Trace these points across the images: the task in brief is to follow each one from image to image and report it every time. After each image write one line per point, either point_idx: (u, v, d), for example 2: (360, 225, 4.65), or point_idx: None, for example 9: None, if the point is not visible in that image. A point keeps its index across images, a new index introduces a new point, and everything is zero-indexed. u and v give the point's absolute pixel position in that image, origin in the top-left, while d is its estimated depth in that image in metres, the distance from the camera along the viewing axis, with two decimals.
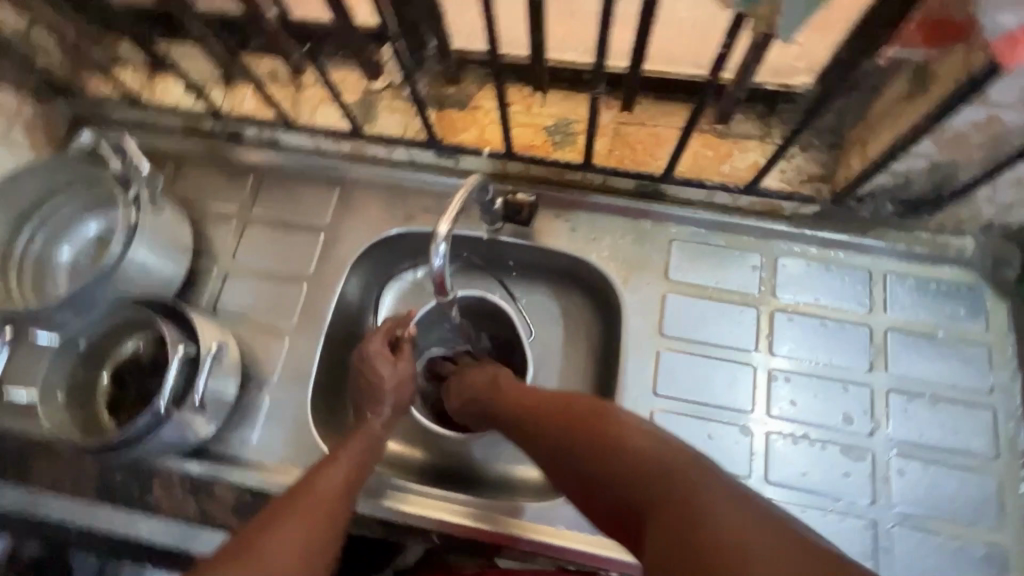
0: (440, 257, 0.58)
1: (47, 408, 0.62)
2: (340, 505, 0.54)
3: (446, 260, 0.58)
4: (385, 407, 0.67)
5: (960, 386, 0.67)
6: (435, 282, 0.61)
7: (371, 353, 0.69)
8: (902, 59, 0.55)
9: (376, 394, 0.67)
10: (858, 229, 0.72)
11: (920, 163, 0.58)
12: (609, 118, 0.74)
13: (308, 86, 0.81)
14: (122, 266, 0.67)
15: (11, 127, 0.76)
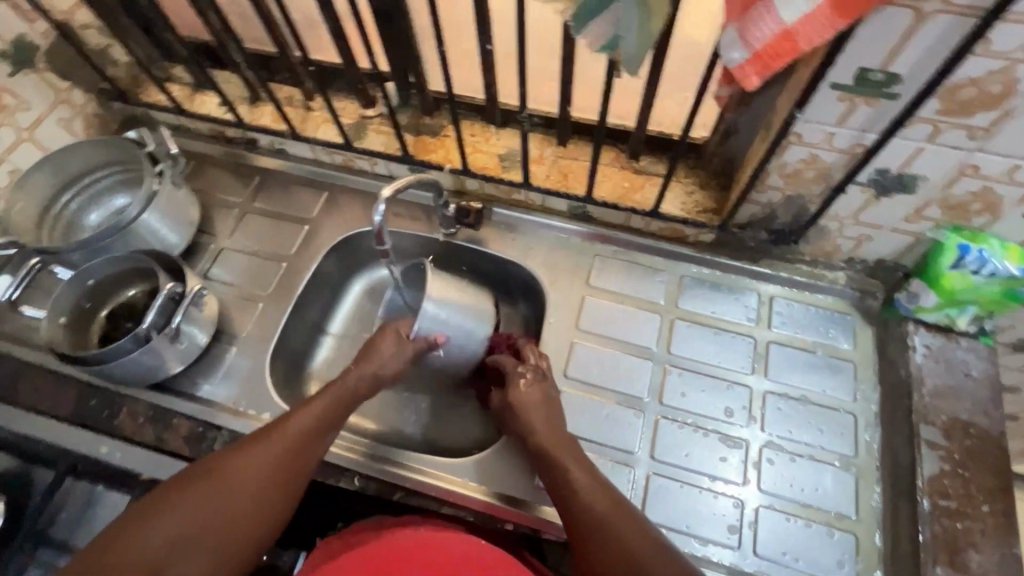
0: (378, 215, 0.70)
1: (51, 325, 0.75)
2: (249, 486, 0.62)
3: (385, 218, 0.70)
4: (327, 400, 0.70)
5: (829, 394, 0.77)
6: (375, 233, 0.72)
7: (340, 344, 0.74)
8: (759, 114, 0.71)
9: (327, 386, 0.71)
10: (749, 257, 0.85)
11: (777, 195, 0.73)
12: (550, 152, 0.89)
13: (314, 109, 0.97)
14: (136, 224, 0.81)
15: (72, 117, 0.95)
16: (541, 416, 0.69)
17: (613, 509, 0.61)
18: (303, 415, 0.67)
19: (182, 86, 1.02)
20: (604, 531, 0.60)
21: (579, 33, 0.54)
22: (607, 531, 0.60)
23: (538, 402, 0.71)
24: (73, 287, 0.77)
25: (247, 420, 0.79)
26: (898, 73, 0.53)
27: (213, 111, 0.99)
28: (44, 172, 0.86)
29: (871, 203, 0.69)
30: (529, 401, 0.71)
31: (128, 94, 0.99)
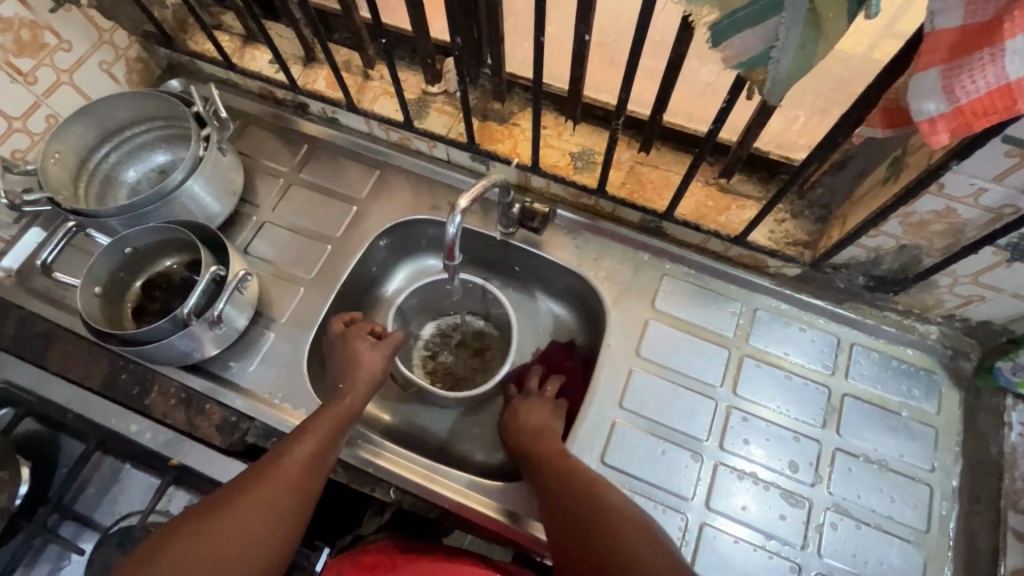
0: (452, 228, 0.64)
1: (86, 295, 0.71)
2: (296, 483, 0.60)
3: (458, 231, 0.65)
4: (354, 385, 0.70)
5: (906, 460, 0.71)
6: (446, 248, 0.67)
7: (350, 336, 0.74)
8: (884, 148, 0.62)
9: (349, 374, 0.71)
10: (834, 298, 0.78)
11: (889, 242, 0.65)
12: (628, 157, 0.81)
13: (374, 79, 0.89)
14: (180, 191, 0.75)
15: (115, 61, 0.88)
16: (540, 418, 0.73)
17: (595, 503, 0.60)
18: (315, 429, 0.64)
19: (232, 37, 0.93)
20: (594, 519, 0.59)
21: (716, 46, 0.45)
22: (590, 511, 0.59)
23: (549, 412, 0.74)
24: (110, 255, 0.73)
25: (281, 413, 0.75)
26: None
27: (264, 68, 0.91)
28: (84, 123, 0.79)
29: (999, 267, 0.61)
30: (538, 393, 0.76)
31: (174, 40, 0.91)
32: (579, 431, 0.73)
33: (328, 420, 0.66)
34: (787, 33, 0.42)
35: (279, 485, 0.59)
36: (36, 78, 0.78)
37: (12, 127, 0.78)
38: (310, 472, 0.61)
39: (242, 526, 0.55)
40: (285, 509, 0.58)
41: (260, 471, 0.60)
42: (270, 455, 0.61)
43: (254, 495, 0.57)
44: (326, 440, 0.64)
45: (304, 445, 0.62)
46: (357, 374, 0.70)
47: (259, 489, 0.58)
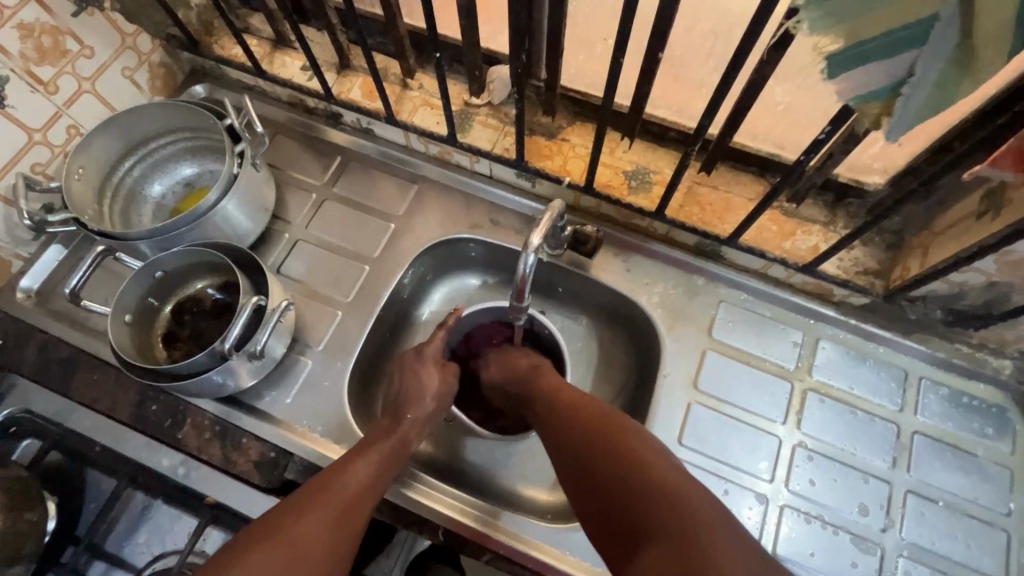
0: (525, 266, 0.61)
1: (116, 325, 0.66)
2: (359, 502, 0.58)
3: (530, 266, 0.61)
4: (423, 411, 0.68)
5: (980, 503, 0.68)
6: (516, 287, 0.64)
7: (422, 357, 0.72)
8: (978, 178, 0.58)
9: (418, 397, 0.69)
10: (903, 330, 0.74)
11: (977, 278, 0.61)
12: (686, 177, 0.77)
13: (413, 88, 0.84)
14: (213, 212, 0.70)
15: (138, 67, 0.83)
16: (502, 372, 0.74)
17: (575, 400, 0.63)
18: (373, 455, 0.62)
19: (260, 41, 0.88)
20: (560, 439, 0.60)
21: (833, 79, 0.41)
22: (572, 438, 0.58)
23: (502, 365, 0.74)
24: (140, 281, 0.68)
25: (320, 448, 0.70)
26: None
27: (295, 76, 0.86)
28: (108, 136, 0.74)
29: None
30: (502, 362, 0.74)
31: (200, 45, 0.86)
32: None
33: (390, 441, 0.64)
34: (926, 70, 0.37)
35: (338, 498, 0.57)
36: (57, 87, 0.73)
37: (31, 139, 0.72)
38: (365, 501, 0.58)
39: (301, 529, 0.53)
40: (344, 522, 0.56)
41: (310, 497, 0.56)
42: (321, 477, 0.59)
43: (312, 509, 0.55)
44: (388, 463, 0.62)
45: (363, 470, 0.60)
46: (424, 402, 0.68)
47: (316, 500, 0.56)
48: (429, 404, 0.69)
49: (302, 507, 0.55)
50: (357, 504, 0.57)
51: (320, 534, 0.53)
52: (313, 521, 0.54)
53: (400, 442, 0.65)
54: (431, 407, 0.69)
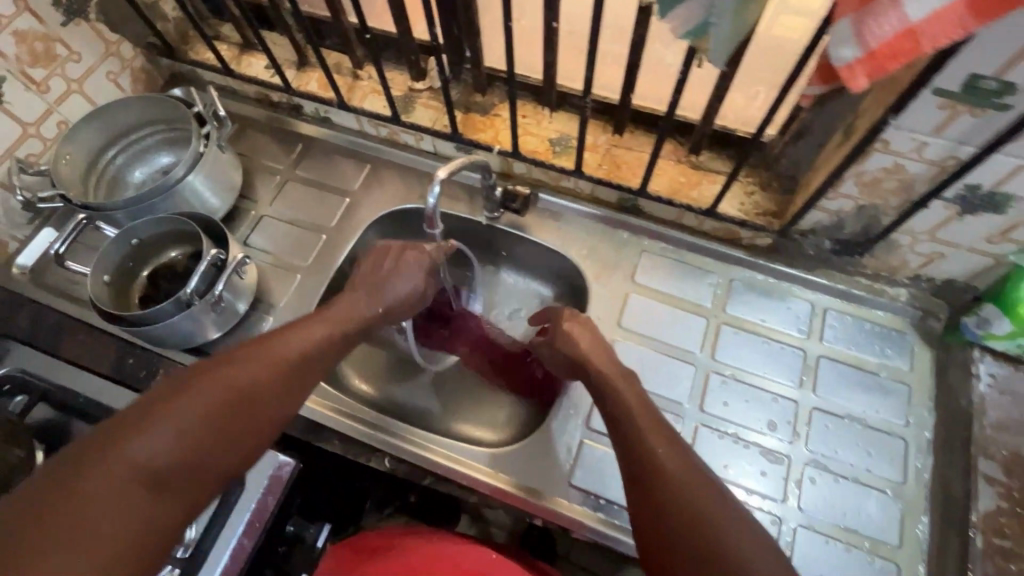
0: (433, 201, 0.68)
1: (95, 282, 0.75)
2: (295, 363, 0.59)
3: (438, 201, 0.68)
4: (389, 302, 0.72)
5: (881, 416, 0.74)
6: (426, 220, 0.71)
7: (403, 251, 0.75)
8: (836, 115, 0.66)
9: (380, 289, 0.72)
10: (806, 266, 0.81)
11: (848, 204, 0.69)
12: (604, 141, 0.85)
13: (363, 78, 0.94)
14: (182, 185, 0.79)
15: (121, 71, 0.94)
16: (590, 339, 0.71)
17: (655, 433, 0.58)
18: (317, 326, 0.64)
19: (230, 46, 0.99)
20: (668, 479, 0.53)
21: (664, 17, 0.50)
22: (676, 502, 0.51)
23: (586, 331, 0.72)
24: (118, 246, 0.77)
25: None
26: (1014, 82, 0.48)
27: (260, 74, 0.97)
28: (94, 127, 0.85)
29: (952, 221, 0.64)
30: (566, 335, 0.72)
31: (176, 51, 0.97)
32: (566, 398, 0.77)
33: (338, 317, 0.66)
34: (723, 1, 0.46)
35: (278, 356, 0.58)
36: (49, 87, 0.84)
37: (25, 132, 0.83)
38: (306, 362, 0.60)
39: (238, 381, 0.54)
40: (282, 379, 0.57)
41: (259, 349, 0.58)
42: (266, 335, 0.60)
43: (248, 358, 0.56)
44: (334, 336, 0.64)
45: (308, 334, 0.62)
46: (388, 292, 0.72)
47: (253, 353, 0.57)
48: (382, 300, 0.71)
49: (246, 354, 0.57)
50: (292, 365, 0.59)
51: (260, 384, 0.55)
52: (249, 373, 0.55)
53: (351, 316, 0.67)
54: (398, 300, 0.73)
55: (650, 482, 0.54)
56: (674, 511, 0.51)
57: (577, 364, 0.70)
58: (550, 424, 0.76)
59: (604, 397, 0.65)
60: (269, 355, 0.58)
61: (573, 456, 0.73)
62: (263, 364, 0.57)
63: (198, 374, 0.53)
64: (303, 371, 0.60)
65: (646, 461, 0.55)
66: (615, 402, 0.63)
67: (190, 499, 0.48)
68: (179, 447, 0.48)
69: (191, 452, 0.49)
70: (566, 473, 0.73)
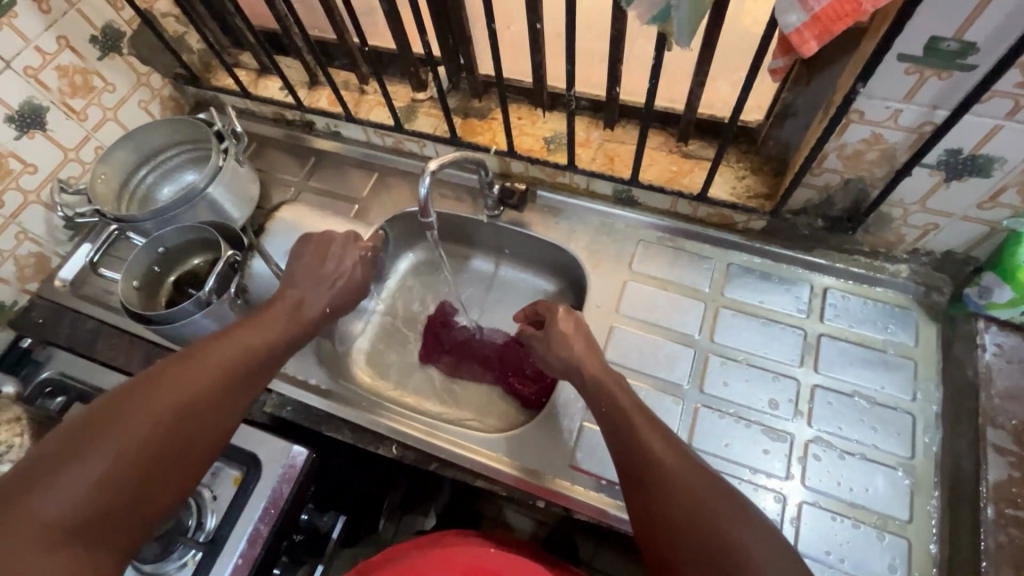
0: (423, 187, 0.73)
1: (126, 287, 0.82)
2: (224, 376, 0.61)
3: (429, 190, 0.74)
4: (328, 285, 0.77)
5: (887, 391, 0.73)
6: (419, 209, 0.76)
7: (331, 238, 0.79)
8: (814, 94, 0.68)
9: (302, 280, 0.76)
10: (802, 247, 0.82)
11: (834, 179, 0.70)
12: (596, 136, 0.89)
13: (368, 93, 1.01)
14: (203, 197, 0.86)
15: (152, 100, 1.03)
16: (579, 345, 0.69)
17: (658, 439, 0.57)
18: (248, 335, 0.66)
19: (248, 72, 1.08)
20: (667, 474, 0.54)
21: (630, 5, 0.53)
22: (676, 498, 0.52)
23: (579, 337, 0.70)
24: (145, 254, 0.84)
25: (295, 385, 0.83)
26: (974, 42, 0.50)
27: (275, 95, 1.04)
28: (127, 149, 0.93)
29: (940, 188, 0.65)
30: (564, 339, 0.70)
31: (200, 79, 1.06)
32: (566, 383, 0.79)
33: (267, 324, 0.69)
34: None
35: (204, 374, 0.60)
36: (87, 115, 0.92)
37: (67, 157, 0.92)
38: (235, 373, 0.62)
39: (165, 407, 0.56)
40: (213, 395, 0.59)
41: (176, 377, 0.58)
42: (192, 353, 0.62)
43: (175, 380, 0.58)
44: (262, 343, 0.66)
45: (234, 343, 0.64)
46: (316, 286, 0.76)
47: (177, 376, 0.59)
48: (329, 291, 0.76)
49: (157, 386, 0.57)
50: (225, 378, 0.61)
51: (183, 410, 0.56)
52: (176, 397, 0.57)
53: (290, 317, 0.72)
54: (339, 281, 0.77)
55: (647, 481, 0.55)
56: (672, 511, 0.52)
57: (571, 370, 0.68)
58: (550, 409, 0.77)
59: (596, 401, 0.64)
60: (194, 374, 0.59)
61: (574, 440, 0.75)
62: (188, 388, 0.58)
63: (109, 416, 0.54)
64: (232, 388, 0.61)
65: (640, 460, 0.56)
66: (605, 400, 0.63)
67: (118, 535, 0.50)
68: (92, 493, 0.49)
69: (104, 500, 0.50)
70: (567, 456, 0.74)
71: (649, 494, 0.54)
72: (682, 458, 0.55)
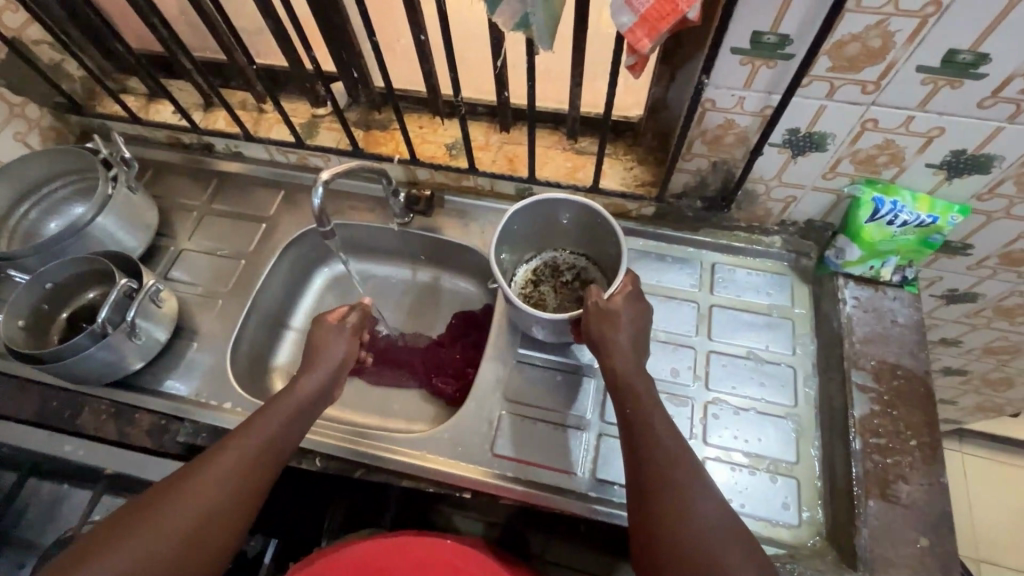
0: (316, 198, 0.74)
1: (8, 327, 0.77)
2: (234, 483, 0.58)
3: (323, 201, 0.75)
4: (317, 372, 0.69)
5: (771, 350, 0.81)
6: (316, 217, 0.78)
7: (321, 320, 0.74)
8: (678, 88, 0.75)
9: (312, 359, 0.70)
10: (690, 227, 0.89)
11: (704, 162, 0.77)
12: (494, 139, 0.92)
13: (267, 111, 1.00)
14: (92, 226, 0.83)
15: (29, 131, 0.97)
16: (626, 334, 0.66)
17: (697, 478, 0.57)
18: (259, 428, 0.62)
19: (137, 97, 1.04)
20: (685, 513, 0.55)
21: (492, 12, 0.57)
22: (690, 546, 0.54)
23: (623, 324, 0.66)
24: (30, 290, 0.79)
25: (205, 410, 0.80)
26: (787, 34, 0.58)
27: (168, 119, 1.01)
28: (2, 184, 0.88)
29: (790, 164, 0.73)
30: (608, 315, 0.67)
31: (84, 106, 1.01)
32: (484, 377, 0.82)
33: (277, 413, 0.64)
34: None
35: (212, 481, 0.58)
36: None
37: None
38: (242, 481, 0.59)
39: (167, 526, 0.55)
40: (220, 508, 0.57)
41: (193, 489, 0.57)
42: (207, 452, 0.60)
43: (182, 491, 0.57)
44: (274, 438, 0.62)
45: (246, 441, 0.61)
46: (318, 366, 0.69)
47: (184, 484, 0.57)
48: (321, 373, 0.69)
49: (186, 495, 0.56)
50: (234, 491, 0.58)
51: (181, 532, 0.55)
52: (181, 511, 0.55)
53: (294, 408, 0.65)
54: (330, 363, 0.70)
55: (662, 514, 0.56)
56: (682, 555, 0.53)
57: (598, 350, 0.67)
58: (471, 403, 0.80)
59: (628, 406, 0.63)
60: (201, 485, 0.57)
61: (494, 429, 0.78)
62: (192, 505, 0.56)
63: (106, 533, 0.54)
64: (241, 497, 0.58)
65: (669, 487, 0.57)
66: (639, 408, 0.62)
67: None
68: None
69: None
70: (488, 444, 0.77)
71: (656, 529, 0.55)
72: (713, 501, 0.57)
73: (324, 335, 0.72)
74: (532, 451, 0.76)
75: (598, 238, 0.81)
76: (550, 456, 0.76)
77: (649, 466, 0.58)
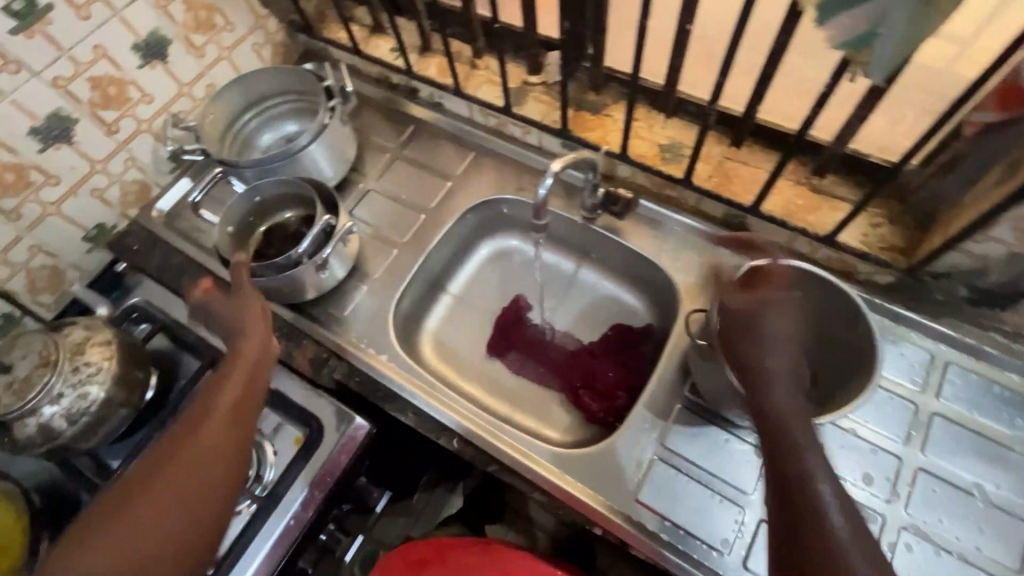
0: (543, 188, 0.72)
1: (220, 231, 0.83)
2: (215, 448, 0.61)
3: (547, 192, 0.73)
4: (262, 336, 0.69)
5: (1002, 492, 0.66)
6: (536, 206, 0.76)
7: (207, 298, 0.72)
8: (998, 152, 0.59)
9: (242, 325, 0.69)
10: (932, 312, 0.73)
11: (999, 250, 0.62)
12: (718, 152, 0.82)
13: (480, 68, 0.97)
14: (304, 153, 0.86)
15: (265, 43, 1.02)
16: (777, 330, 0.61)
17: (856, 539, 0.48)
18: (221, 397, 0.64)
19: (360, 27, 1.05)
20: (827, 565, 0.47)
21: (822, 25, 0.47)
22: None
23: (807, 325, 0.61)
24: (243, 199, 0.84)
25: (364, 356, 0.82)
26: None
27: (385, 56, 1.02)
28: (237, 90, 0.93)
29: None
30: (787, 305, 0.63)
31: (314, 28, 1.04)
32: (641, 411, 0.75)
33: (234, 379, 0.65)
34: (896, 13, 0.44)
35: (192, 452, 0.61)
36: (205, 52, 0.92)
37: (180, 91, 0.92)
38: (219, 442, 0.62)
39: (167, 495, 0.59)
40: (208, 471, 0.60)
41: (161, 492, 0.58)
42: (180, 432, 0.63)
43: (167, 465, 0.60)
44: (240, 401, 0.64)
45: (212, 412, 0.63)
46: (252, 328, 0.69)
47: (171, 459, 0.60)
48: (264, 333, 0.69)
49: (168, 463, 0.60)
50: (218, 454, 0.61)
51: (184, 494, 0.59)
52: (179, 484, 0.59)
53: (251, 372, 0.66)
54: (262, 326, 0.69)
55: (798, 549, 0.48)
56: None
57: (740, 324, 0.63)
58: (621, 435, 0.74)
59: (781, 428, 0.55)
60: (183, 459, 0.60)
61: (641, 471, 0.71)
62: (187, 474, 0.59)
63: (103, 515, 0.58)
64: (229, 455, 0.62)
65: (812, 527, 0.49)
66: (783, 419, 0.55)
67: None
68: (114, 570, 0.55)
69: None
70: (633, 486, 0.71)
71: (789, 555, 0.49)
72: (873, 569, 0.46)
73: (236, 301, 0.71)
74: (680, 511, 0.69)
75: (806, 309, 0.70)
76: (699, 523, 0.68)
77: (798, 491, 0.51)
